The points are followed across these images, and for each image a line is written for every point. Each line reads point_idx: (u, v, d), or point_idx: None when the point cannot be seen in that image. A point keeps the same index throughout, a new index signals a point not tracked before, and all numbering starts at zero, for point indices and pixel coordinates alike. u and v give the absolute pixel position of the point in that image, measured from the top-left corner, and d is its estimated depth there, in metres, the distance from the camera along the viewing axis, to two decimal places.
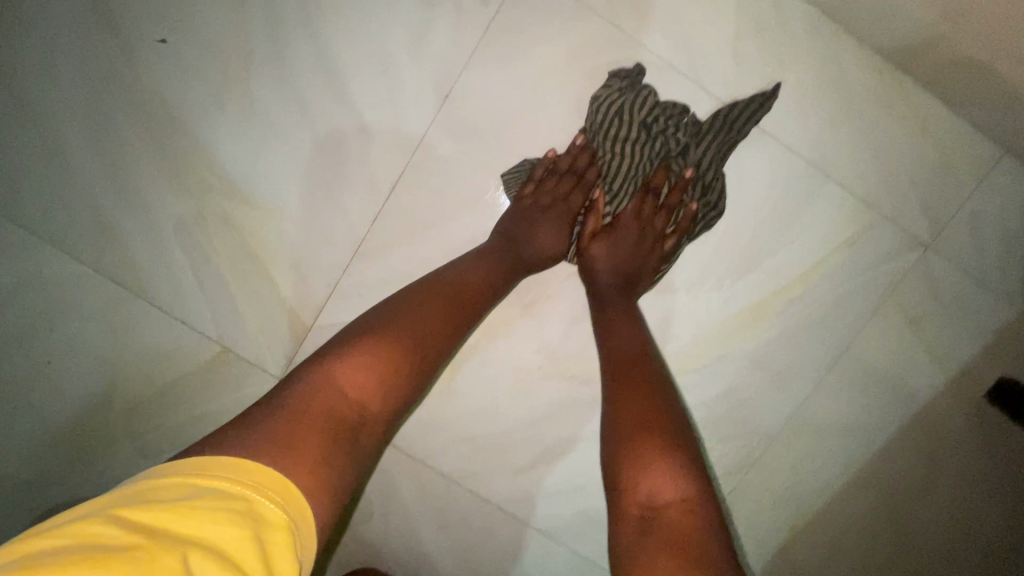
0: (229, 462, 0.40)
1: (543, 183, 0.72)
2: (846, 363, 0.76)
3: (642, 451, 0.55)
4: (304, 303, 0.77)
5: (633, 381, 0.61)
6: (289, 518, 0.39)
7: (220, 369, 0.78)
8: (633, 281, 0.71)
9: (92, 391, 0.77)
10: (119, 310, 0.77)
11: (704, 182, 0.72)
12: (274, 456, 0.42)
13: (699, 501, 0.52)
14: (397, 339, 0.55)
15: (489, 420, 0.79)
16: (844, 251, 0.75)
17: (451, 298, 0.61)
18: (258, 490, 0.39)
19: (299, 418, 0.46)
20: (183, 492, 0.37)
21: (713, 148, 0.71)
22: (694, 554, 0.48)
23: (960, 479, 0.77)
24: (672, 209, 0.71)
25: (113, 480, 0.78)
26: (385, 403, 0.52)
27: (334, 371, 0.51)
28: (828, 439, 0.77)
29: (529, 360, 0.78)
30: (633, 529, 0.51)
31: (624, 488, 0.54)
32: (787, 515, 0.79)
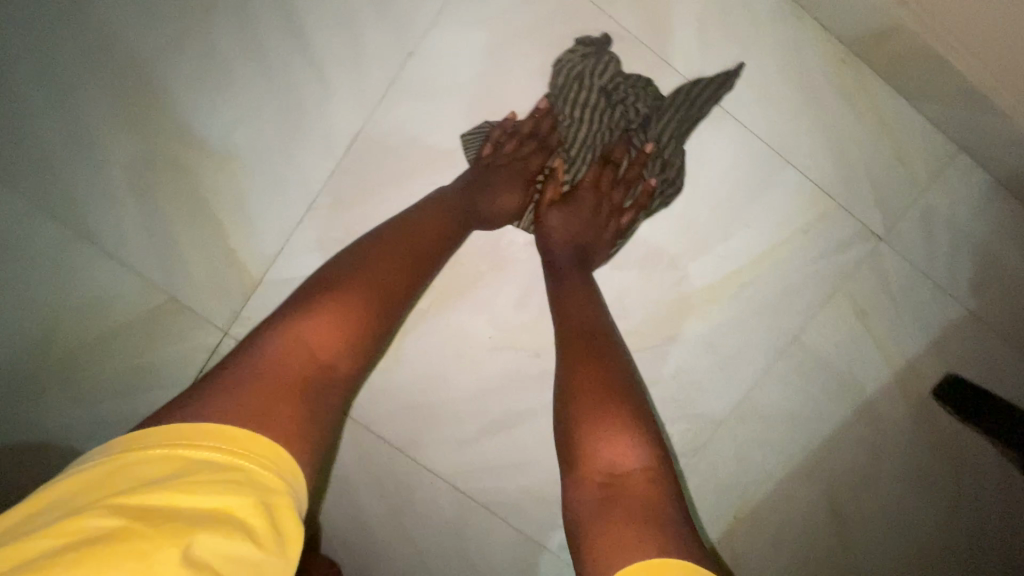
0: (206, 426, 0.39)
1: (502, 146, 0.71)
2: (798, 351, 0.76)
3: (602, 422, 0.55)
4: (253, 256, 0.74)
5: (594, 357, 0.60)
6: (284, 479, 0.39)
7: (163, 319, 0.75)
8: (588, 252, 0.70)
9: (28, 335, 0.74)
10: (59, 253, 0.74)
11: (662, 158, 0.72)
12: (247, 416, 0.42)
13: (658, 470, 0.53)
14: (362, 297, 0.55)
15: (435, 390, 0.77)
16: (800, 237, 0.75)
17: (410, 262, 0.61)
18: (250, 457, 0.38)
19: (273, 378, 0.46)
20: (173, 469, 0.36)
21: (673, 123, 0.71)
22: (653, 521, 0.48)
23: (898, 474, 0.77)
24: (630, 182, 0.71)
25: (51, 426, 0.76)
26: (353, 363, 0.52)
27: (301, 328, 0.50)
28: (776, 427, 0.77)
29: (478, 330, 0.77)
30: (594, 497, 0.51)
31: (584, 458, 0.54)
32: (731, 502, 0.79)
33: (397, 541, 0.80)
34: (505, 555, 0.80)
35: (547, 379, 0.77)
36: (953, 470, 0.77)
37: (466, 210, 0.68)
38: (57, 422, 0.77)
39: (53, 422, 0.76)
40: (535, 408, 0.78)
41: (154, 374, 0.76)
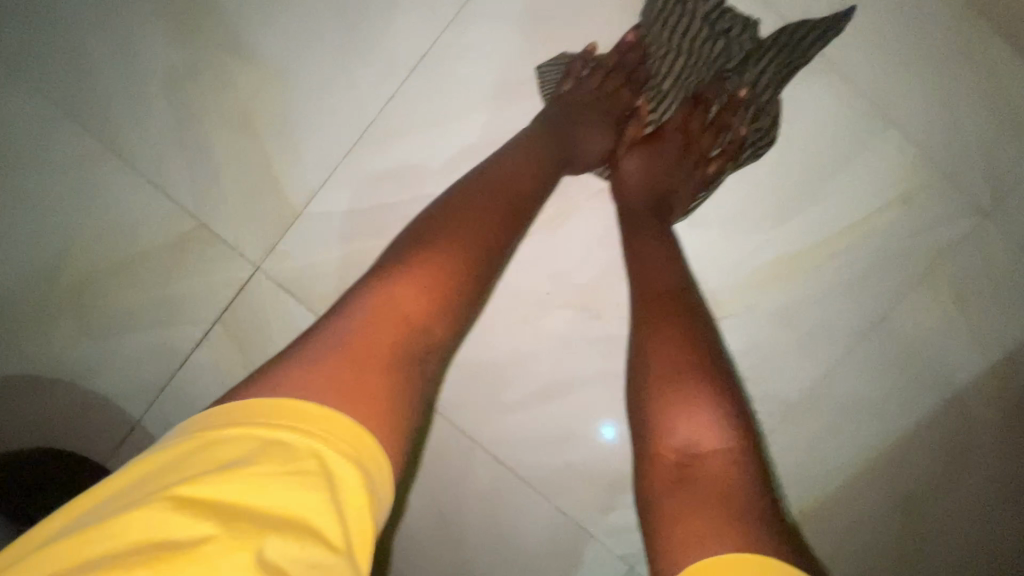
0: (286, 403, 0.33)
1: (584, 81, 0.65)
2: (886, 332, 0.69)
3: (682, 393, 0.48)
4: (296, 184, 0.66)
5: (676, 322, 0.53)
6: (363, 472, 0.32)
7: (190, 249, 0.68)
8: (668, 201, 0.64)
9: (40, 257, 0.68)
10: (81, 167, 0.67)
11: (757, 104, 0.65)
12: (336, 395, 0.35)
13: (742, 450, 0.45)
14: (457, 254, 0.48)
15: (484, 348, 0.71)
16: (897, 207, 0.67)
17: (496, 209, 0.53)
18: (328, 442, 0.32)
19: (367, 353, 0.39)
20: (241, 453, 0.30)
21: (775, 65, 0.64)
22: (735, 510, 0.40)
23: (988, 484, 0.69)
24: (720, 129, 0.66)
25: (65, 357, 0.70)
26: (445, 328, 0.45)
27: (392, 290, 0.43)
28: (853, 415, 0.70)
29: (536, 285, 0.70)
30: (671, 479, 0.45)
31: (660, 435, 0.47)
32: (797, 495, 0.71)
33: (425, 513, 0.73)
34: (541, 541, 0.72)
35: (607, 345, 0.70)
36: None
37: (561, 152, 0.61)
38: (66, 355, 0.70)
39: (64, 354, 0.70)
40: (590, 377, 0.70)
41: (175, 307, 0.69)
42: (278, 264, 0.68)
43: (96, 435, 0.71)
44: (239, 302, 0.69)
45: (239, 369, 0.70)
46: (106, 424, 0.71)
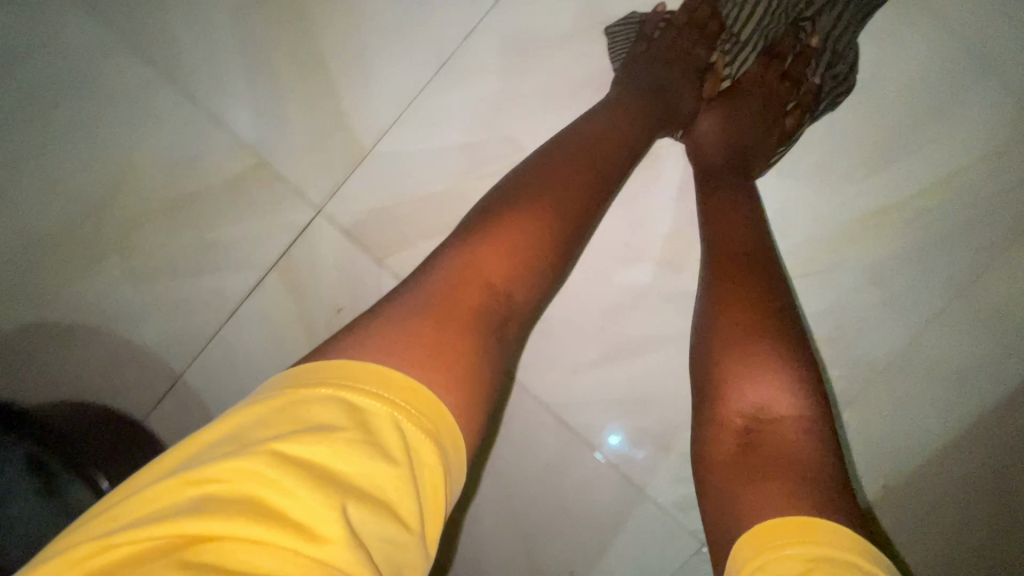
0: (359, 367, 0.29)
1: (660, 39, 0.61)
2: (983, 296, 0.63)
3: (749, 350, 0.42)
4: (367, 122, 0.63)
5: (735, 276, 0.48)
6: (442, 458, 0.27)
7: (246, 187, 0.64)
8: (750, 155, 0.61)
9: (90, 190, 0.64)
10: (138, 96, 0.64)
11: (832, 50, 0.64)
12: (422, 360, 0.31)
13: (815, 418, 0.39)
14: (546, 207, 0.43)
15: (554, 303, 0.67)
16: (995, 160, 0.63)
17: (575, 166, 0.47)
18: (411, 412, 0.27)
19: (456, 312, 0.35)
20: (328, 413, 0.26)
21: (849, 12, 0.63)
22: (800, 479, 0.35)
23: None
24: (796, 81, 0.64)
25: (104, 300, 0.65)
26: (532, 290, 0.41)
27: (474, 251, 0.39)
28: (944, 383, 0.65)
29: (611, 236, 0.66)
30: (732, 444, 0.39)
31: (723, 396, 0.42)
32: (881, 467, 0.67)
33: (483, 478, 0.69)
34: (605, 517, 0.67)
35: (684, 303, 0.65)
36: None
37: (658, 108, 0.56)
38: (107, 299, 0.65)
39: (105, 296, 0.65)
40: (665, 337, 0.66)
41: (227, 252, 0.65)
42: (342, 205, 0.64)
43: (137, 389, 0.67)
44: (295, 247, 0.64)
45: (292, 321, 0.65)
46: (147, 377, 0.66)
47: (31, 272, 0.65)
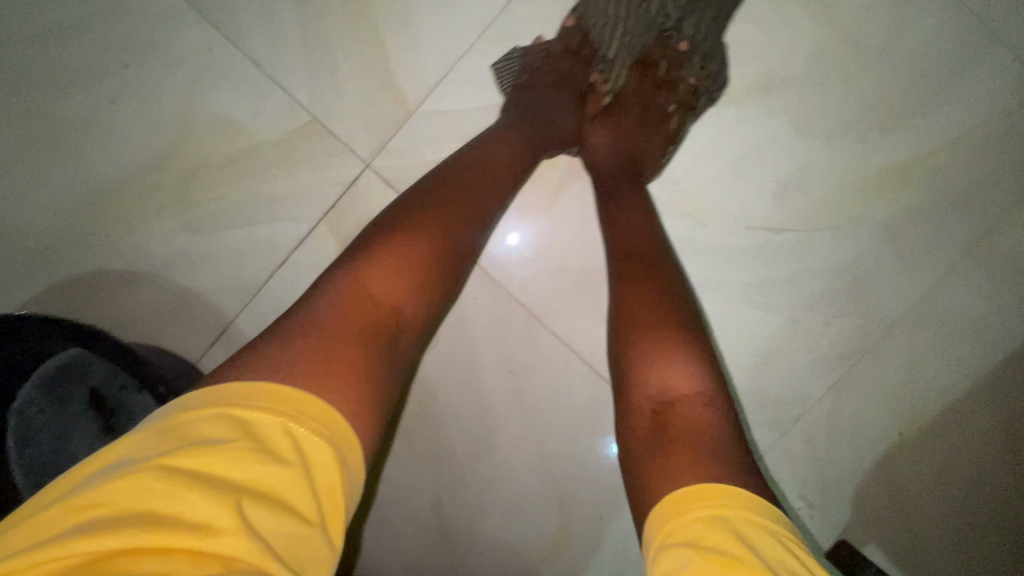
0: (256, 386, 0.34)
1: (539, 69, 0.65)
2: (992, 251, 0.68)
3: (652, 344, 0.49)
4: (413, 82, 0.68)
5: (642, 280, 0.54)
6: (338, 451, 0.33)
7: (298, 143, 0.68)
8: (639, 164, 0.65)
9: (151, 144, 0.69)
10: (199, 56, 0.68)
11: (702, 51, 0.66)
12: (308, 375, 0.35)
13: (713, 395, 0.46)
14: (431, 235, 0.49)
15: (590, 255, 0.71)
16: (1003, 121, 0.67)
17: (468, 196, 0.53)
18: (301, 421, 0.33)
19: (339, 331, 0.40)
20: (218, 432, 0.31)
21: (708, 12, 0.65)
22: (703, 446, 0.41)
23: None
24: (673, 84, 0.66)
25: (161, 249, 0.69)
26: (421, 306, 0.46)
27: (360, 274, 0.44)
28: (957, 335, 0.68)
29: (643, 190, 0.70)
30: (644, 428, 0.45)
31: (633, 386, 0.48)
32: (897, 417, 0.70)
33: (517, 426, 0.72)
34: None
35: (708, 256, 0.69)
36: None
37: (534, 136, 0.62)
38: (163, 247, 0.69)
39: (161, 245, 0.69)
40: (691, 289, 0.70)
41: (278, 204, 0.69)
42: (390, 160, 0.68)
43: (192, 334, 0.70)
44: (344, 199, 0.69)
45: None
46: (201, 323, 0.70)
47: (97, 220, 0.69)
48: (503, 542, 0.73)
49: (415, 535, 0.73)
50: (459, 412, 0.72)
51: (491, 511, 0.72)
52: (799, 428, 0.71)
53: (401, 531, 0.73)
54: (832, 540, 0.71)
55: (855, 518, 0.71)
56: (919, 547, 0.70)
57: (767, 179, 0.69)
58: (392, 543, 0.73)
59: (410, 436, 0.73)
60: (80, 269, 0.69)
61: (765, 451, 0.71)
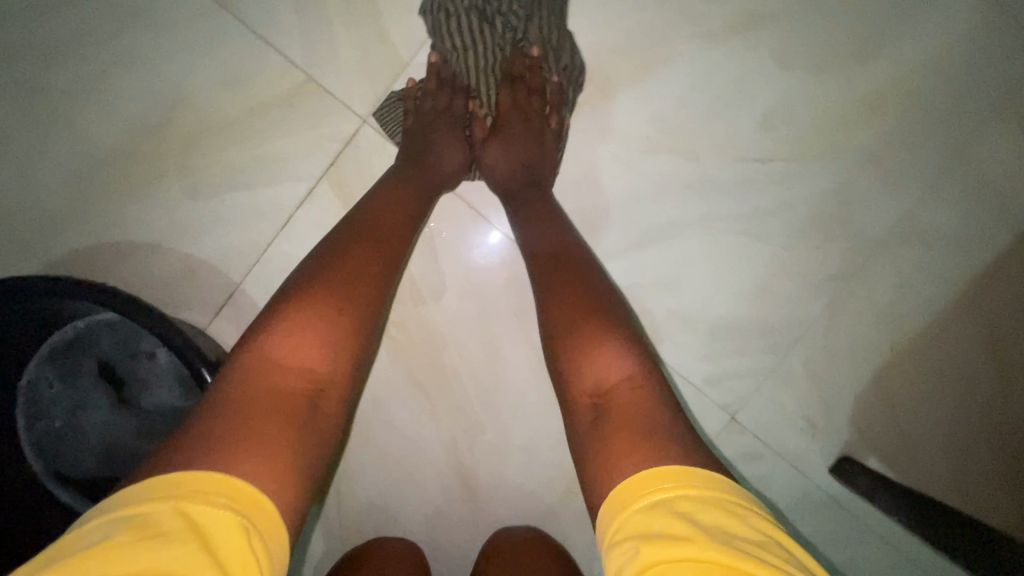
0: (148, 482, 0.34)
1: (421, 107, 0.68)
2: (966, 167, 0.72)
3: (580, 340, 0.51)
4: (406, 35, 0.70)
5: (564, 279, 0.56)
6: (240, 518, 0.34)
7: (296, 102, 0.70)
8: (537, 174, 0.67)
9: (151, 112, 0.70)
10: (195, 22, 0.70)
11: (556, 54, 0.70)
12: (212, 452, 0.36)
13: (641, 372, 0.48)
14: (332, 285, 0.50)
15: (591, 194, 0.72)
16: (966, 45, 0.71)
17: (377, 243, 0.56)
18: (191, 498, 0.33)
19: (240, 407, 0.41)
20: (107, 531, 0.31)
21: (547, 15, 0.69)
22: (644, 428, 0.43)
23: None
24: (540, 89, 0.70)
25: (165, 215, 0.70)
26: (330, 360, 0.47)
27: (264, 347, 0.45)
28: (939, 248, 0.72)
29: (637, 128, 0.72)
30: (586, 420, 0.47)
31: (569, 382, 0.50)
32: (890, 333, 0.73)
33: (528, 369, 0.74)
34: None
35: (700, 190, 0.72)
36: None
37: (429, 176, 0.65)
38: (168, 212, 0.70)
39: (165, 211, 0.70)
40: (688, 223, 0.72)
41: (278, 164, 0.70)
42: (385, 112, 0.70)
43: (200, 300, 0.71)
44: (345, 155, 0.70)
45: None
46: (208, 288, 0.70)
47: (99, 190, 0.70)
48: (520, 485, 0.74)
49: (433, 487, 0.74)
50: (469, 360, 0.74)
51: (507, 456, 0.74)
52: (798, 350, 0.73)
53: (420, 483, 0.74)
54: (837, 455, 0.74)
55: (857, 432, 0.74)
56: (919, 456, 0.73)
57: (753, 112, 0.72)
58: (412, 496, 0.74)
59: (422, 388, 0.73)
60: (87, 239, 0.70)
61: (768, 377, 0.74)
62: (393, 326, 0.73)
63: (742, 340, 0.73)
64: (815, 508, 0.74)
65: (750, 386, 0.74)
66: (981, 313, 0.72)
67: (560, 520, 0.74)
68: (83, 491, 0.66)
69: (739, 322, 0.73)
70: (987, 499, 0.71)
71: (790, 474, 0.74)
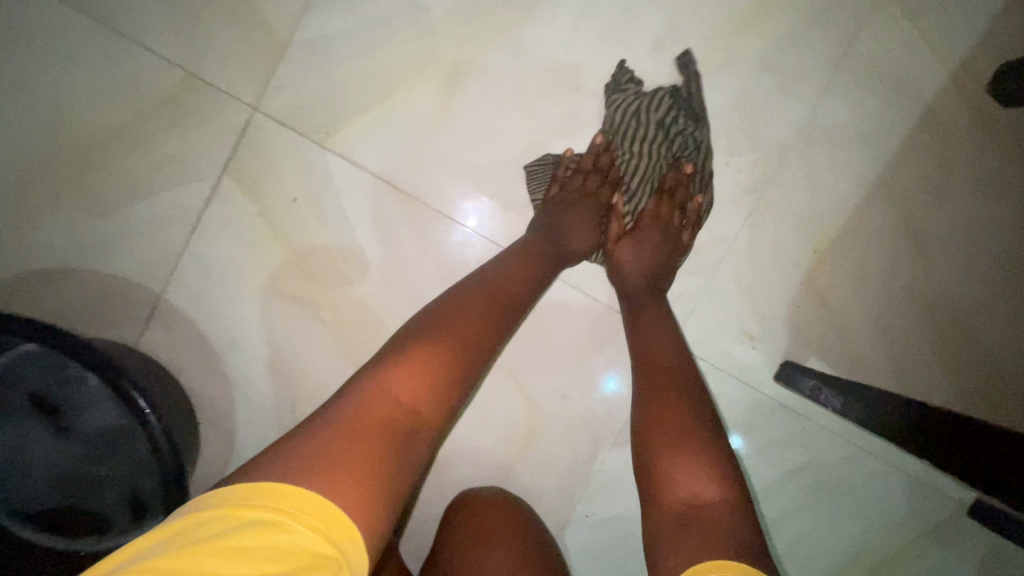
0: (266, 489, 0.36)
1: (569, 182, 0.69)
2: (857, 60, 0.72)
3: (679, 453, 0.52)
4: (281, 15, 0.68)
5: (666, 382, 0.58)
6: (336, 549, 0.36)
7: (183, 101, 0.68)
8: (660, 281, 0.68)
9: (34, 133, 0.68)
10: (62, 34, 0.68)
11: (707, 183, 0.71)
12: (315, 468, 0.38)
13: (737, 502, 0.49)
14: (451, 348, 0.53)
15: (494, 145, 0.70)
16: None
17: (486, 309, 0.58)
18: (296, 519, 0.35)
19: (354, 431, 0.42)
20: (214, 531, 0.34)
21: (703, 142, 0.71)
22: (728, 542, 0.44)
23: (971, 191, 0.74)
24: (683, 206, 0.70)
25: (70, 235, 0.69)
26: (438, 415, 0.49)
27: (384, 379, 0.48)
28: (844, 144, 0.73)
29: (529, 70, 0.70)
30: (670, 524, 0.48)
31: (664, 487, 0.51)
32: (810, 235, 0.74)
33: None
34: (580, 336, 0.74)
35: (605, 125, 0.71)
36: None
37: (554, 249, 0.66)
38: (71, 232, 0.69)
39: (68, 231, 0.69)
40: None
41: (178, 168, 0.69)
42: (274, 98, 0.68)
43: (125, 316, 0.70)
44: (243, 148, 0.69)
45: (257, 220, 0.70)
46: (130, 302, 0.70)
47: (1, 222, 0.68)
48: (478, 446, 0.75)
49: None
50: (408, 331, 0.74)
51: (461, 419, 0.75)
52: (725, 267, 0.74)
53: None
54: (778, 363, 0.75)
55: (795, 336, 0.75)
56: (856, 349, 0.75)
57: (644, 37, 0.71)
58: None
59: None
60: None
61: (700, 298, 0.75)
62: (322, 312, 0.71)
63: None
64: (765, 417, 0.76)
65: (682, 310, 0.75)
66: (890, 201, 0.74)
67: (522, 471, 0.75)
68: (48, 525, 0.68)
69: None
70: (920, 378, 0.75)
71: (737, 388, 0.76)
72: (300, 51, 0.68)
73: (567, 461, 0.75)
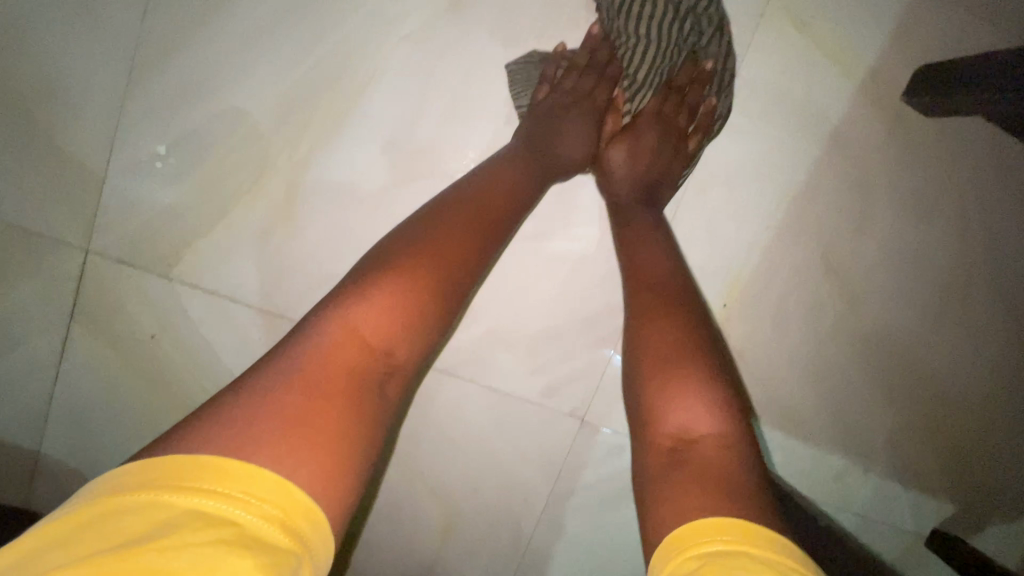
0: (201, 463, 0.29)
1: (562, 84, 0.62)
2: (744, 91, 0.64)
3: (667, 378, 0.43)
4: (95, 147, 0.62)
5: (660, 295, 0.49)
6: (290, 534, 0.29)
7: (9, 255, 0.63)
8: (656, 193, 0.61)
9: None
10: None
11: (727, 78, 0.62)
12: (244, 436, 0.31)
13: (735, 437, 0.40)
14: (432, 260, 0.44)
15: (352, 249, 0.64)
16: None
17: (466, 218, 0.48)
18: (249, 500, 0.29)
19: (310, 382, 0.36)
20: (138, 528, 0.27)
21: (723, 27, 0.61)
22: (729, 490, 0.36)
23: (895, 211, 0.66)
24: (692, 106, 0.63)
25: None
26: (415, 355, 0.42)
27: (349, 313, 0.39)
28: (743, 185, 0.65)
29: (374, 166, 0.63)
30: (659, 462, 0.40)
31: (651, 421, 0.43)
32: (719, 287, 0.67)
33: None
34: (484, 426, 0.70)
35: None
36: (970, 186, 0.66)
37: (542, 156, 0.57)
38: None
39: None
40: None
41: (20, 325, 0.64)
42: (104, 236, 0.63)
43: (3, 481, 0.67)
44: (82, 292, 0.64)
45: (116, 363, 0.65)
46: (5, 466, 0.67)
47: None
48: (400, 542, 0.73)
49: None
50: None
51: (376, 522, 0.72)
52: None
53: None
54: None
55: None
56: (784, 400, 0.69)
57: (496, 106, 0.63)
58: None
59: None
60: None
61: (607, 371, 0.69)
62: None
63: (569, 344, 0.68)
64: None
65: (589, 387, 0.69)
66: (805, 237, 0.66)
67: (447, 564, 0.73)
68: None
69: (558, 329, 0.68)
70: (854, 420, 0.69)
71: None
72: (123, 183, 0.63)
73: (492, 545, 0.72)
